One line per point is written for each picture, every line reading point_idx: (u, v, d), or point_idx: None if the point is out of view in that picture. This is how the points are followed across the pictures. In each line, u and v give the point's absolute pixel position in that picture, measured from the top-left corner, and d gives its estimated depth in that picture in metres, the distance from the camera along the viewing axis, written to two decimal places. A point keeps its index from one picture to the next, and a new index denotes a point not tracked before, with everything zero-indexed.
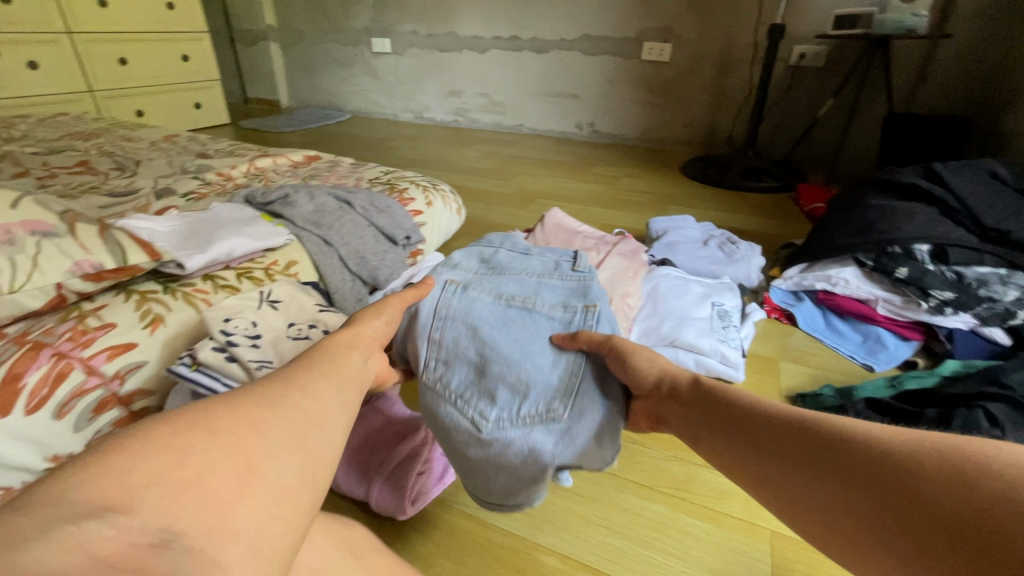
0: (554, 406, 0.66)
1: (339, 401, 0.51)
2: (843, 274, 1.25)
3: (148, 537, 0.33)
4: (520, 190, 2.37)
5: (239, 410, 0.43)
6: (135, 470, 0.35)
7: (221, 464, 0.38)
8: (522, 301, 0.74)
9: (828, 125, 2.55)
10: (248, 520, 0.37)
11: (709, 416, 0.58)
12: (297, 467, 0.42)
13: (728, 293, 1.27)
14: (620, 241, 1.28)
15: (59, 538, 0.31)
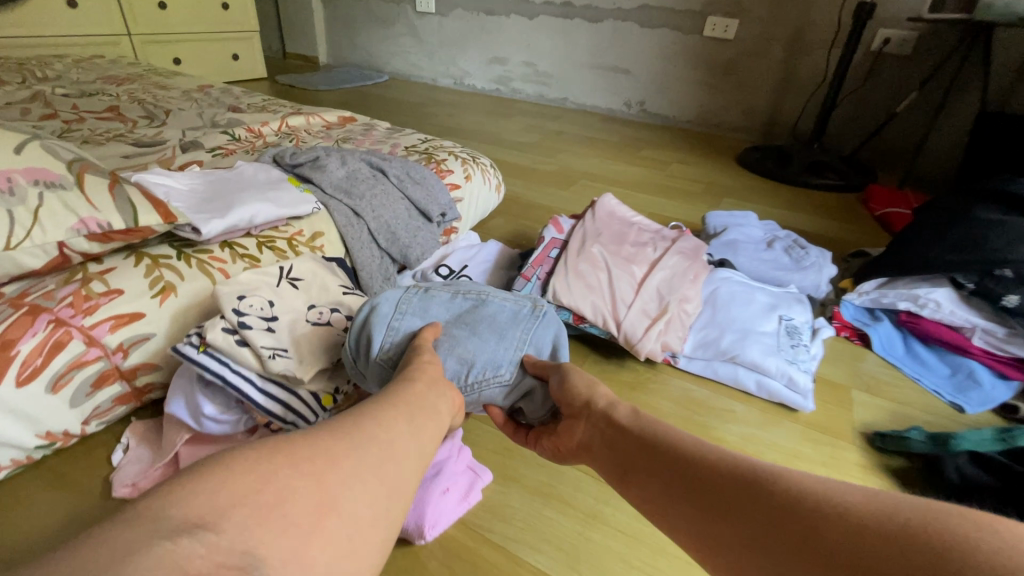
0: (500, 373, 0.72)
1: (411, 433, 0.52)
2: (935, 295, 1.09)
3: (232, 559, 0.35)
4: (562, 169, 2.22)
5: (320, 441, 0.45)
6: (224, 492, 0.38)
7: (303, 492, 0.41)
8: (477, 295, 0.79)
9: (907, 121, 2.30)
10: (321, 553, 0.39)
11: (663, 470, 0.57)
12: (371, 500, 0.44)
13: (798, 305, 1.12)
14: (679, 237, 1.14)
15: (156, 555, 0.32)
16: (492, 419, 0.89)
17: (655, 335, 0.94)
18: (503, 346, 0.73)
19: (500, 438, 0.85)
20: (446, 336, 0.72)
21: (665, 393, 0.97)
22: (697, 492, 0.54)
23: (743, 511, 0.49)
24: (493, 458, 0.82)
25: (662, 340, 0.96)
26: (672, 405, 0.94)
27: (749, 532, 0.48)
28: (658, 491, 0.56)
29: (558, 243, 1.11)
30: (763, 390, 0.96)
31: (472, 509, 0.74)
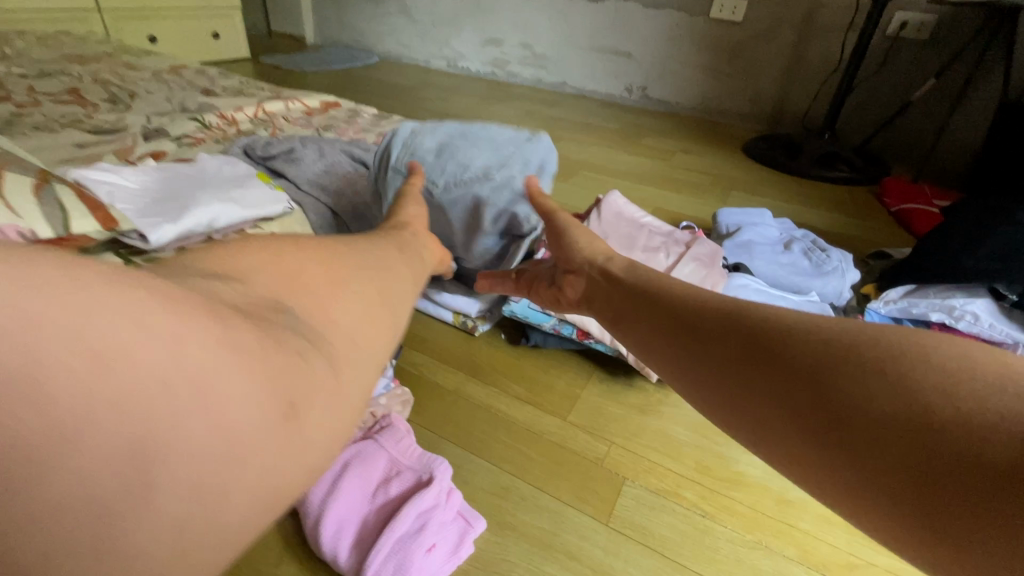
0: (491, 174, 0.97)
1: (407, 256, 0.52)
2: (973, 306, 1.00)
3: (264, 302, 0.34)
4: (561, 159, 2.10)
5: (324, 241, 0.44)
6: (242, 261, 0.36)
7: (316, 267, 0.40)
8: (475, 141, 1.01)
9: (923, 111, 2.19)
10: (348, 313, 0.38)
11: (657, 314, 0.55)
12: (383, 283, 0.43)
13: (823, 317, 1.02)
14: (694, 241, 1.03)
15: (191, 283, 0.31)
16: (486, 451, 0.79)
17: None
18: (497, 159, 0.99)
19: (495, 475, 0.75)
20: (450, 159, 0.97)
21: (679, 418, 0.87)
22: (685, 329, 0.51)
23: (729, 338, 0.47)
24: (487, 500, 0.72)
25: None
26: (687, 431, 0.85)
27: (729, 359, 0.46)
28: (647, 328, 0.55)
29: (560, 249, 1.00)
30: None
31: (462, 564, 0.64)
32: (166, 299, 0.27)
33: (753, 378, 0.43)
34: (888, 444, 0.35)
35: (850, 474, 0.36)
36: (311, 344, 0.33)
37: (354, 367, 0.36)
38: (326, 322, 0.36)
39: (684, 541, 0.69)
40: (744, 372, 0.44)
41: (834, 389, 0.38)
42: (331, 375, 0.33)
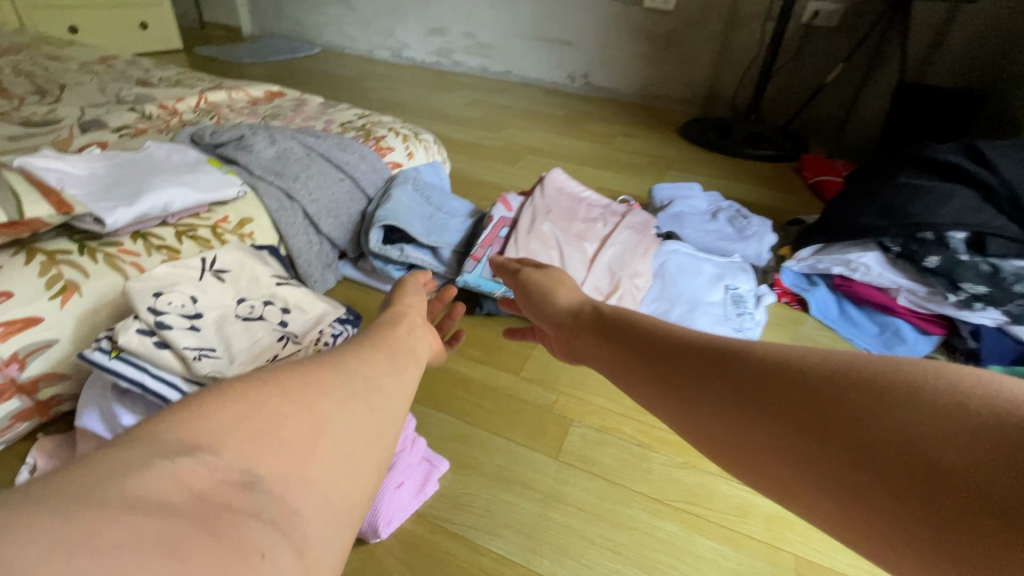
0: (427, 230, 1.11)
1: (396, 372, 0.50)
2: (865, 259, 1.14)
3: (234, 477, 0.33)
4: (508, 144, 2.17)
5: (307, 373, 0.43)
6: (217, 418, 0.36)
7: (296, 415, 0.39)
8: (421, 201, 1.17)
9: (835, 92, 2.40)
10: (322, 471, 0.37)
11: (660, 362, 0.51)
12: (363, 425, 0.42)
13: (743, 274, 1.14)
14: (629, 211, 1.13)
15: (158, 469, 0.31)
16: (446, 406, 0.86)
17: None
18: (429, 218, 1.14)
19: (456, 424, 0.83)
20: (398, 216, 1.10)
21: None
22: (678, 370, 0.49)
23: (721, 376, 0.45)
24: (449, 447, 0.79)
25: None
26: None
27: (727, 401, 0.44)
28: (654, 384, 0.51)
29: (507, 222, 1.08)
30: None
31: (429, 501, 0.71)
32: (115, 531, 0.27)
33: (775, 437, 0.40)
34: (897, 483, 0.32)
35: (842, 495, 0.35)
36: (273, 530, 0.32)
37: (323, 539, 0.35)
38: (300, 494, 0.35)
39: (623, 467, 0.78)
40: (733, 405, 0.43)
41: (811, 415, 0.38)
42: (295, 555, 0.32)
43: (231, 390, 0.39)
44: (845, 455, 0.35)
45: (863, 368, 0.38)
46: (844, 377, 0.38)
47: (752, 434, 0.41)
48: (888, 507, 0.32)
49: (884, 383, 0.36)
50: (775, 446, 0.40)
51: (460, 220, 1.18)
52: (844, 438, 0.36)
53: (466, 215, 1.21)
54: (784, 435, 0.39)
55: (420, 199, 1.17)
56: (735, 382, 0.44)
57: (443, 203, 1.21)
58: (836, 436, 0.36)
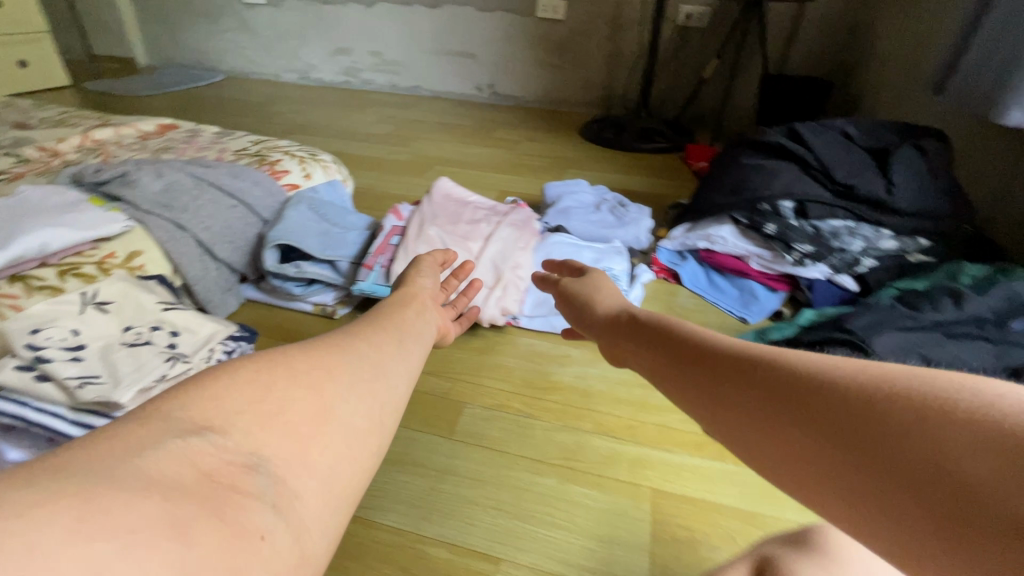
0: (325, 246, 1.17)
1: (399, 359, 0.56)
2: (722, 232, 1.29)
3: (240, 458, 0.38)
4: (416, 157, 2.25)
5: (314, 357, 0.49)
6: (229, 400, 0.41)
7: (301, 402, 0.44)
8: (317, 219, 1.22)
9: (713, 85, 2.65)
10: (322, 455, 0.42)
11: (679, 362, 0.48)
12: (364, 410, 0.48)
13: (618, 257, 1.28)
14: (512, 211, 1.25)
15: (170, 449, 0.36)
16: None
17: (494, 301, 1.05)
18: (325, 235, 1.20)
19: None
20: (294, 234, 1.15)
21: (512, 351, 1.07)
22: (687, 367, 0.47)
23: (739, 381, 0.41)
24: None
25: (501, 305, 1.06)
26: (515, 360, 1.05)
27: (732, 399, 0.41)
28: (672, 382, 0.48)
29: (399, 230, 1.17)
30: None
31: None
32: (128, 502, 0.30)
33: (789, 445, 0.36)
34: (910, 491, 0.29)
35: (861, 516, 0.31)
36: (274, 511, 0.36)
37: (318, 520, 0.39)
38: (299, 478, 0.40)
39: (509, 437, 0.88)
40: (748, 409, 0.39)
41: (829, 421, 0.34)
42: (290, 536, 0.37)
43: (249, 370, 0.44)
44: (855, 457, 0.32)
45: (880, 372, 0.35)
46: (857, 378, 0.35)
47: (755, 433, 0.38)
48: (897, 514, 0.30)
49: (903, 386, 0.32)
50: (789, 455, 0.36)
51: (355, 235, 1.25)
52: (853, 438, 0.32)
53: (362, 229, 1.29)
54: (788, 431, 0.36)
55: (315, 218, 1.22)
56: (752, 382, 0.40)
57: (339, 219, 1.27)
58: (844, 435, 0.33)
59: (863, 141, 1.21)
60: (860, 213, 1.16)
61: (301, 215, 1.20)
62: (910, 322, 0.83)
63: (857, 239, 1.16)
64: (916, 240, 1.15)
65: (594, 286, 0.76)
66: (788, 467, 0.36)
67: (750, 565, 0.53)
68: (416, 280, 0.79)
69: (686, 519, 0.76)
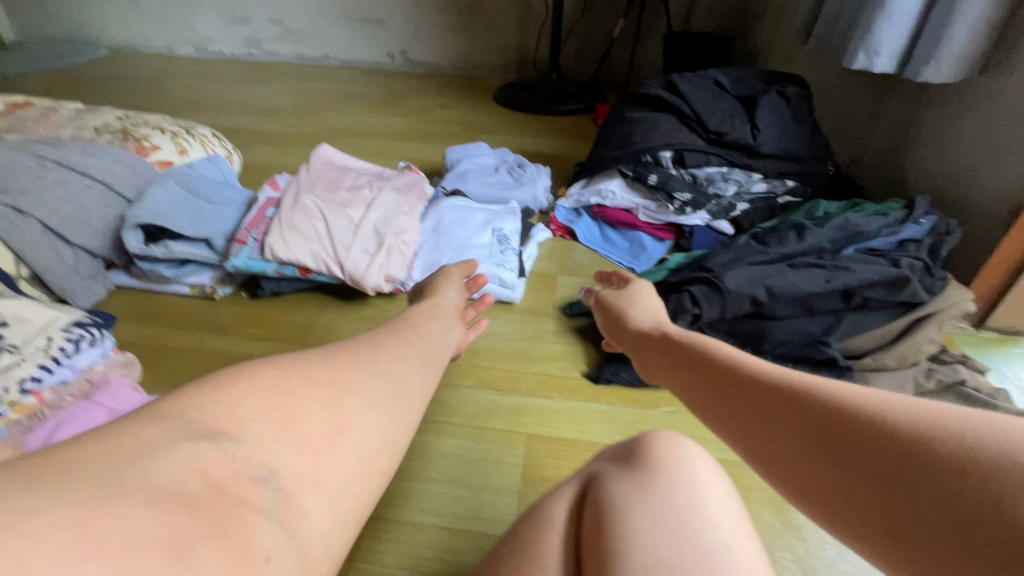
0: (193, 221, 1.09)
1: (419, 373, 0.58)
2: (611, 187, 1.32)
3: (250, 470, 0.39)
4: (320, 129, 2.14)
5: (333, 368, 0.50)
6: (245, 405, 0.42)
7: (317, 415, 0.46)
8: (186, 194, 1.14)
9: (622, 46, 2.67)
10: (331, 472, 0.44)
11: (718, 387, 0.51)
12: (377, 428, 0.49)
13: (510, 217, 1.27)
14: (397, 175, 1.22)
15: (181, 454, 0.37)
16: None
17: (377, 267, 1.02)
18: (194, 210, 1.12)
19: None
20: (156, 212, 1.06)
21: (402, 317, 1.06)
22: (737, 398, 0.48)
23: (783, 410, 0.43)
24: None
25: (385, 271, 1.04)
26: None
27: (772, 428, 0.43)
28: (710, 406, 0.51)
29: (275, 202, 1.12)
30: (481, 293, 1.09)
31: None
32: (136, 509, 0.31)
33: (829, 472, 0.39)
34: (936, 529, 0.32)
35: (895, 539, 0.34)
36: (279, 527, 0.38)
37: (322, 535, 0.41)
38: (309, 495, 0.41)
39: None
40: (791, 439, 0.42)
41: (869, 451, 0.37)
42: (295, 556, 0.38)
43: (269, 376, 0.46)
44: (886, 492, 0.35)
45: (916, 411, 0.37)
46: (894, 418, 0.37)
47: (793, 462, 0.41)
48: (924, 545, 0.33)
49: (937, 433, 0.35)
50: (829, 480, 0.39)
51: (232, 208, 1.17)
52: (900, 479, 0.35)
53: (240, 201, 1.21)
54: (826, 461, 0.39)
55: (183, 194, 1.14)
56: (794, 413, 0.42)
57: (213, 193, 1.19)
58: (879, 470, 0.36)
59: (733, 90, 1.28)
60: (732, 158, 1.22)
61: (165, 191, 1.12)
62: (761, 257, 0.88)
63: (731, 184, 1.22)
64: (783, 181, 1.22)
65: (626, 295, 0.77)
66: (823, 490, 0.39)
67: (579, 482, 0.55)
68: (444, 286, 0.79)
69: (556, 459, 0.78)
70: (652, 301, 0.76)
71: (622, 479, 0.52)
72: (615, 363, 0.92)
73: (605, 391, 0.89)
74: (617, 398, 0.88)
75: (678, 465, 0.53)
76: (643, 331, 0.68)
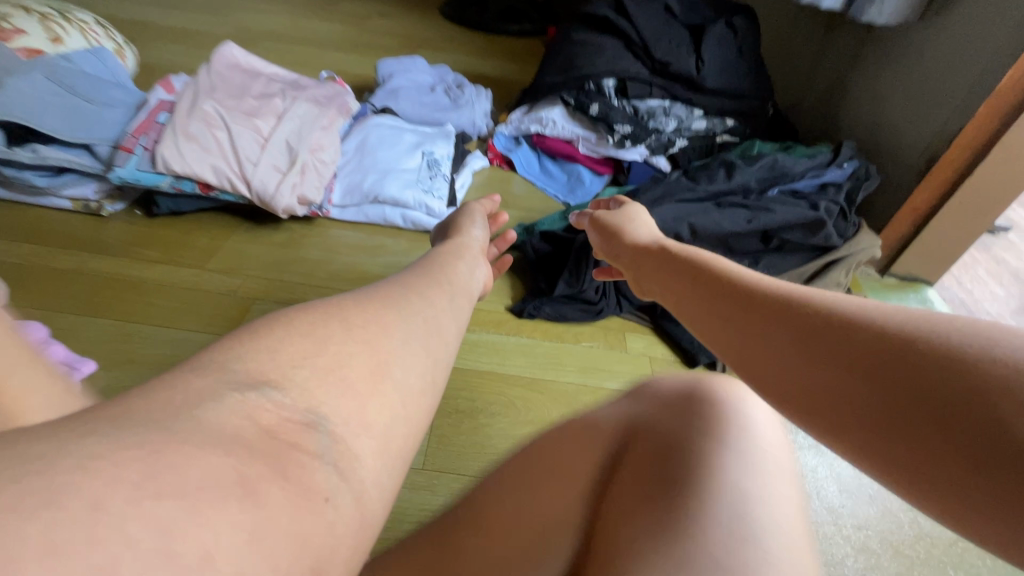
0: (66, 125, 0.93)
1: (455, 308, 0.49)
2: (552, 115, 1.25)
3: (297, 416, 0.30)
4: (238, 30, 1.89)
5: (370, 307, 0.40)
6: (283, 349, 0.33)
7: (359, 355, 0.35)
8: (59, 88, 0.97)
9: None
10: (379, 413, 0.33)
11: (717, 297, 0.48)
12: (422, 369, 0.38)
13: (443, 141, 1.19)
14: (318, 86, 1.10)
15: (227, 405, 0.28)
16: (111, 309, 0.81)
17: (288, 187, 0.93)
18: (68, 110, 0.95)
19: (118, 325, 0.79)
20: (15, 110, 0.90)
21: (319, 243, 0.98)
22: (735, 306, 0.45)
23: (781, 315, 0.40)
24: (108, 346, 0.76)
25: (298, 192, 0.95)
26: (321, 252, 0.96)
27: (768, 336, 0.40)
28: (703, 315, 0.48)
29: (168, 106, 0.98)
30: (406, 221, 1.03)
31: None
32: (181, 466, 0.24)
33: (816, 371, 0.36)
34: (937, 433, 0.30)
35: (878, 441, 0.32)
36: (335, 473, 0.29)
37: (378, 485, 0.31)
38: (358, 438, 0.31)
39: None
40: (783, 345, 0.39)
41: (867, 356, 0.34)
42: (354, 505, 0.30)
43: (305, 314, 0.36)
44: (874, 386, 0.33)
45: (925, 321, 0.34)
46: (892, 321, 0.34)
47: (777, 362, 0.39)
48: (924, 449, 0.30)
49: (944, 341, 0.32)
50: (815, 381, 0.36)
51: (117, 110, 1.00)
52: (896, 381, 0.32)
53: (132, 104, 1.04)
54: (811, 361, 0.37)
55: (53, 88, 0.97)
56: (791, 320, 0.39)
57: (95, 89, 1.01)
58: (866, 367, 0.34)
59: (683, 19, 1.22)
60: (674, 92, 1.18)
61: (29, 83, 0.94)
62: (690, 194, 0.87)
63: (672, 120, 1.18)
64: (723, 120, 1.20)
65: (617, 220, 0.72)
66: (807, 390, 0.36)
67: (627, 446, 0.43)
68: (468, 227, 0.70)
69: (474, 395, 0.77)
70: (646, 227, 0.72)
71: (680, 434, 0.41)
72: (538, 297, 0.90)
73: (527, 326, 0.88)
74: (538, 333, 0.87)
75: (754, 414, 0.43)
76: (642, 248, 0.65)
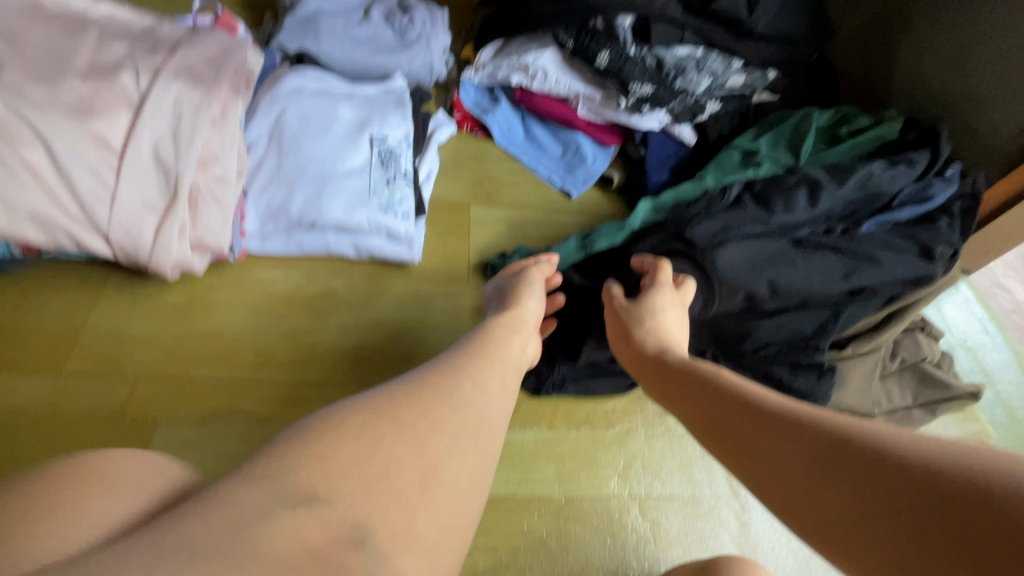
0: None
1: (502, 396, 0.46)
2: (541, 61, 0.89)
3: (345, 531, 0.30)
4: None
5: (416, 403, 0.39)
6: (332, 458, 0.33)
7: (408, 459, 0.35)
8: None
9: None
10: (427, 522, 0.34)
11: (718, 405, 0.43)
12: (466, 470, 0.38)
13: (395, 112, 0.81)
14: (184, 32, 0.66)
15: (279, 524, 0.28)
16: None
17: (168, 237, 0.61)
18: None
19: None
20: None
21: (237, 301, 0.69)
22: (738, 417, 0.41)
23: (784, 435, 0.37)
24: None
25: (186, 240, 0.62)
26: (243, 317, 0.68)
27: (771, 454, 0.37)
28: (706, 421, 0.44)
29: None
30: (359, 252, 0.73)
31: None
32: None
33: (823, 497, 0.33)
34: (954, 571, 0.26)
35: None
36: None
37: None
38: (402, 554, 0.32)
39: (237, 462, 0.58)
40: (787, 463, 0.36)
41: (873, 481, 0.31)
42: None
43: (357, 417, 0.36)
44: (916, 536, 0.28)
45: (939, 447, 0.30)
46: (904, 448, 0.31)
47: (792, 483, 0.35)
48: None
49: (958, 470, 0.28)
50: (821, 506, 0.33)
51: None
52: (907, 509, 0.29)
53: None
54: (847, 500, 0.32)
55: None
56: (795, 440, 0.36)
57: None
58: (917, 512, 0.28)
59: None
60: (711, 37, 0.85)
61: None
62: (758, 228, 0.64)
63: (705, 75, 0.87)
64: (765, 73, 0.91)
65: (648, 303, 0.58)
66: (814, 516, 0.33)
67: None
68: (525, 293, 0.60)
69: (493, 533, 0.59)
70: (671, 319, 0.58)
71: None
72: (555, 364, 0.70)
73: (545, 410, 0.68)
74: (558, 419, 0.68)
75: None
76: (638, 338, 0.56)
